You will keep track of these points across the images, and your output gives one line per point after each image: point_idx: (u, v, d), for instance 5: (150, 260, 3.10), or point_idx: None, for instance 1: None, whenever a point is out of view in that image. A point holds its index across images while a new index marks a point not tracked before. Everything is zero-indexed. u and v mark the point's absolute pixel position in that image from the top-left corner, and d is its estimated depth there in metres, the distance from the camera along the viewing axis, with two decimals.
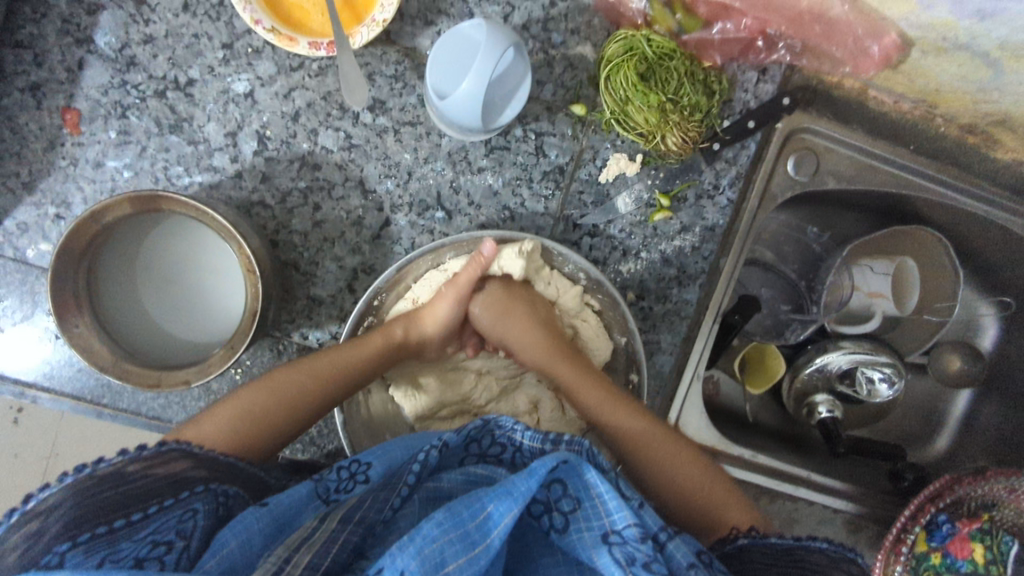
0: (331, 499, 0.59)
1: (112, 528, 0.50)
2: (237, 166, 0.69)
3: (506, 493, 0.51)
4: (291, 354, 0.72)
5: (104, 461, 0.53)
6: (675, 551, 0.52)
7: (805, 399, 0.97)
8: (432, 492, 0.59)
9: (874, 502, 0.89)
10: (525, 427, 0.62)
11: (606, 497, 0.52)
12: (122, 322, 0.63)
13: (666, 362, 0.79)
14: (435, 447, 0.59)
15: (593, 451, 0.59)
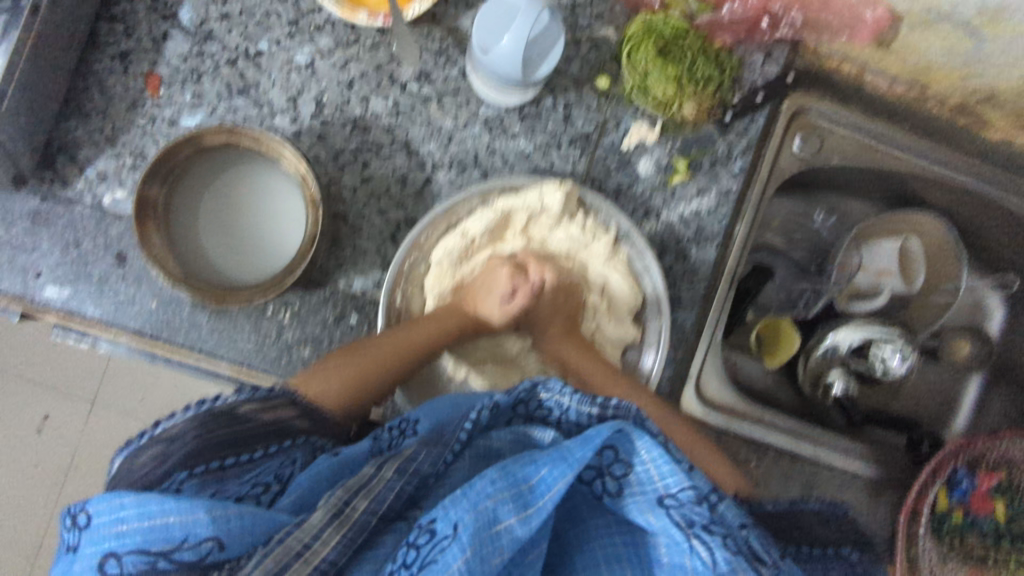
0: (389, 451, 0.62)
1: (223, 466, 0.58)
2: (296, 127, 0.77)
3: (560, 456, 0.51)
4: (337, 299, 0.77)
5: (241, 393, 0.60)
6: (726, 514, 0.51)
7: (821, 378, 1.01)
8: (483, 450, 0.60)
9: (894, 467, 0.92)
10: (574, 391, 0.59)
11: (659, 461, 0.52)
12: (191, 256, 0.69)
13: (687, 319, 0.85)
14: (487, 407, 0.59)
15: (642, 415, 0.56)
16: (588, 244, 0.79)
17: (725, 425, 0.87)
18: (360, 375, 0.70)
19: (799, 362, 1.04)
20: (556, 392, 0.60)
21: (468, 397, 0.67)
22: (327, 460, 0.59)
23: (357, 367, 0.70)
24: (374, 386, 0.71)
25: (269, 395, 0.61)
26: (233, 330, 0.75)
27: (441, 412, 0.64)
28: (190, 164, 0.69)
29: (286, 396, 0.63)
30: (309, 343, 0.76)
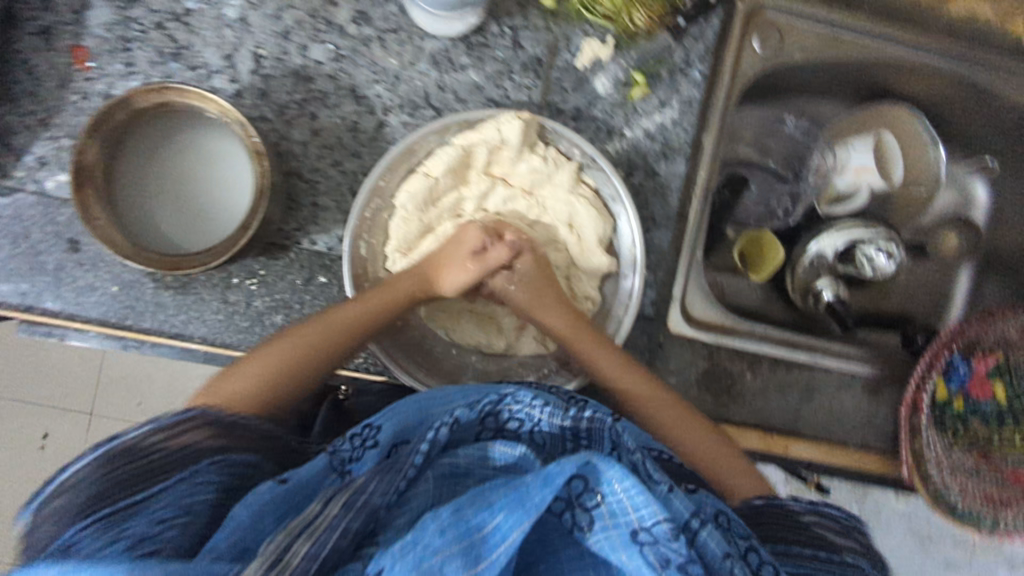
0: (346, 471, 0.54)
1: (134, 501, 0.52)
2: (236, 86, 0.74)
3: (516, 500, 0.45)
4: (303, 260, 0.76)
5: (139, 432, 0.55)
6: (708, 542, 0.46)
7: (809, 287, 0.99)
8: (447, 469, 0.53)
9: (891, 364, 0.91)
10: (545, 402, 0.55)
11: (634, 492, 0.45)
12: (139, 228, 0.67)
13: (665, 237, 0.83)
14: (445, 424, 0.52)
15: (619, 430, 0.53)
16: (551, 175, 0.77)
17: (716, 340, 0.86)
18: (227, 417, 0.62)
19: (787, 275, 1.02)
20: (525, 404, 0.55)
21: (433, 398, 0.58)
22: (270, 488, 0.52)
23: (224, 404, 0.62)
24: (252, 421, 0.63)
25: (195, 422, 0.58)
26: (199, 306, 0.74)
27: (399, 420, 0.56)
28: (126, 130, 0.65)
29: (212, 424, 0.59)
30: (281, 307, 0.75)
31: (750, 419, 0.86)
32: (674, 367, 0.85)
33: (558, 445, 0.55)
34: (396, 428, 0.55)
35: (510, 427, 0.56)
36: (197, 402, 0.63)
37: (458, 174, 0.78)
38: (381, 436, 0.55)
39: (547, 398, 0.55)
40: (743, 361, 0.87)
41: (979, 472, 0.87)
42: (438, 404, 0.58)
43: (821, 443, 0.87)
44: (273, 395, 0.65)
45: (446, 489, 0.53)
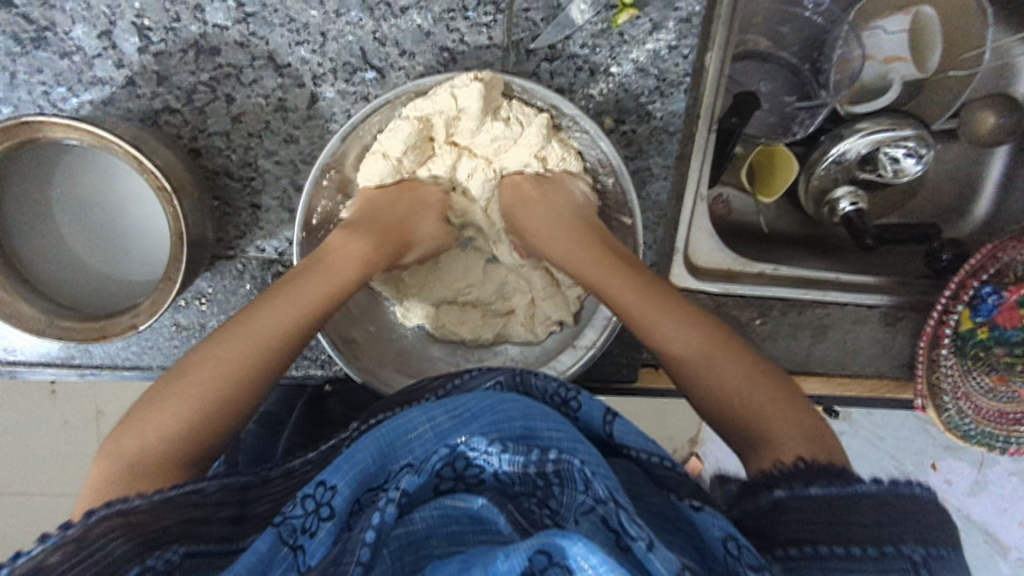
0: (299, 545, 0.46)
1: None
2: (125, 72, 0.60)
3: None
4: (253, 271, 0.67)
5: (65, 529, 0.41)
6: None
7: (826, 197, 0.89)
8: (405, 539, 0.48)
9: (910, 290, 0.84)
10: (501, 448, 0.49)
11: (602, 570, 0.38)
12: (60, 280, 0.60)
13: (663, 190, 0.72)
14: (394, 500, 0.46)
15: (589, 470, 0.47)
16: (519, 137, 0.63)
17: (723, 290, 0.79)
18: (202, 389, 0.50)
19: (800, 183, 0.91)
20: (482, 451, 0.49)
21: (397, 426, 0.52)
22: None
23: (219, 372, 0.50)
24: (231, 402, 0.50)
25: (131, 505, 0.44)
26: (150, 335, 0.67)
27: (355, 470, 0.49)
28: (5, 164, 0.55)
29: (159, 503, 0.44)
30: None
31: None
32: None
33: (527, 487, 0.49)
34: (353, 488, 0.48)
35: (471, 477, 0.51)
36: (178, 377, 0.51)
37: (421, 147, 0.63)
38: (337, 500, 0.47)
39: (504, 443, 0.49)
40: (753, 309, 0.81)
41: (995, 392, 0.83)
42: (402, 437, 0.51)
43: (831, 379, 0.84)
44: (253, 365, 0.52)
45: (407, 564, 0.47)
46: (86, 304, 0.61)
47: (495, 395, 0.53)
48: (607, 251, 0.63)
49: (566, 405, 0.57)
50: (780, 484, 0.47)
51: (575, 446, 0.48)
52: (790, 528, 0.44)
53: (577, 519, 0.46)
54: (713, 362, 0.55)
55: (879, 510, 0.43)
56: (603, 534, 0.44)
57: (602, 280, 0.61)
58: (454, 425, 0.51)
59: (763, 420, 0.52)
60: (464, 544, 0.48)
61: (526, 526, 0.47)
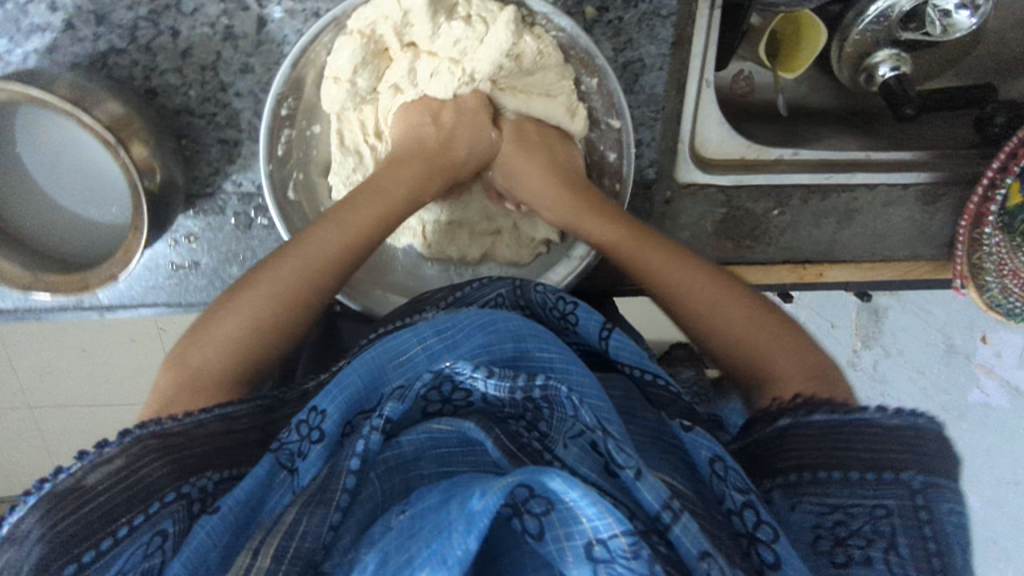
0: (294, 469, 0.48)
1: (81, 566, 0.41)
2: (62, 15, 0.57)
3: (438, 550, 0.36)
4: (234, 207, 0.66)
5: (101, 448, 0.46)
6: (681, 539, 0.40)
7: (864, 63, 0.79)
8: (393, 463, 0.48)
9: (956, 162, 0.75)
10: (487, 374, 0.46)
11: (582, 502, 0.36)
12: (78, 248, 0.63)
13: (660, 80, 0.66)
14: (378, 428, 0.46)
15: (575, 396, 0.44)
16: None
17: (735, 183, 0.73)
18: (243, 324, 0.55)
19: (835, 46, 0.81)
20: (468, 376, 0.48)
21: (392, 345, 0.53)
22: (206, 522, 0.44)
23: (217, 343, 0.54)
24: (267, 335, 0.55)
25: (164, 427, 0.49)
26: (149, 275, 0.69)
27: (345, 393, 0.50)
28: None
29: (187, 426, 0.50)
30: (232, 259, 0.68)
31: (777, 257, 0.78)
32: (686, 220, 0.75)
33: (515, 412, 0.47)
34: (343, 410, 0.50)
35: (459, 400, 0.50)
36: (214, 307, 0.56)
37: (375, 62, 0.57)
38: (327, 424, 0.49)
39: (490, 369, 0.46)
40: (770, 198, 0.75)
41: None
42: (395, 356, 0.53)
43: (858, 266, 0.79)
44: (287, 302, 0.55)
45: (395, 486, 0.48)
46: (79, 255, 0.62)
47: (488, 314, 0.54)
48: (581, 186, 0.62)
49: (565, 319, 0.59)
50: (786, 413, 0.50)
51: (574, 381, 0.49)
52: (792, 451, 0.49)
53: (565, 444, 0.44)
54: (696, 298, 0.56)
55: (887, 435, 0.46)
56: (592, 459, 0.43)
57: (586, 219, 0.60)
58: (445, 347, 0.52)
59: (769, 368, 0.54)
60: (454, 466, 0.48)
61: (515, 449, 0.45)
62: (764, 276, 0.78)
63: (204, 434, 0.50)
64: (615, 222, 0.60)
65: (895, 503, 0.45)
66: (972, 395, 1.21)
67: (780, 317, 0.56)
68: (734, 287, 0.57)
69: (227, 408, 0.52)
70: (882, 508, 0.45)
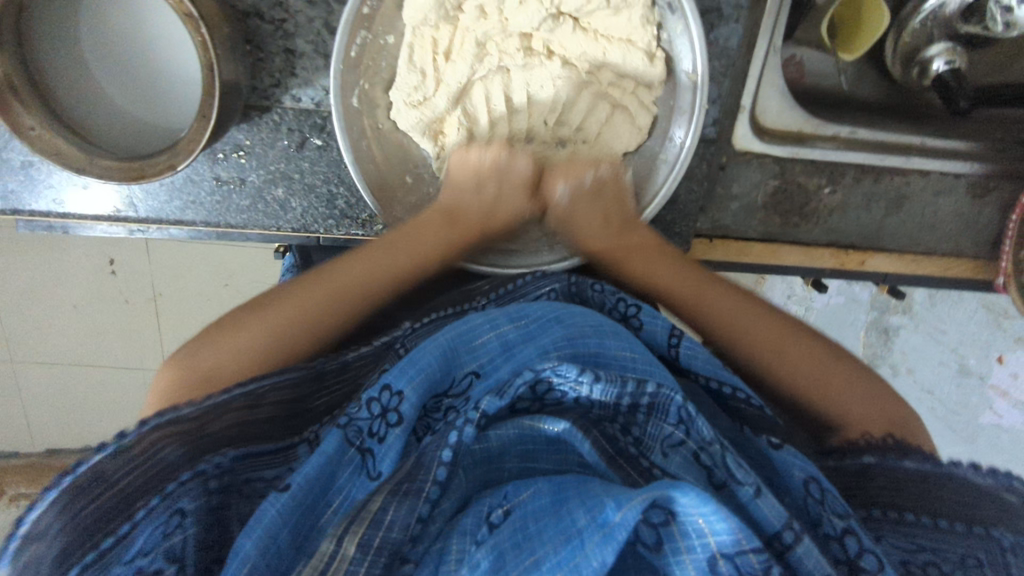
0: (368, 448, 0.47)
1: (100, 552, 0.40)
2: None
3: (569, 559, 0.35)
4: (290, 122, 0.64)
5: (120, 438, 0.44)
6: (804, 560, 0.39)
7: (916, 57, 0.81)
8: (479, 456, 0.47)
9: (1007, 157, 0.76)
10: (593, 379, 0.47)
11: (712, 519, 0.35)
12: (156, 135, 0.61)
13: (734, 36, 0.67)
14: (473, 421, 0.45)
15: (688, 411, 0.45)
16: None
17: (791, 155, 0.73)
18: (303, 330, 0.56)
19: (889, 40, 0.82)
20: (570, 380, 0.48)
21: (464, 331, 0.54)
22: (275, 501, 0.42)
23: (289, 317, 0.56)
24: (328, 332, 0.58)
25: (180, 414, 0.47)
26: (191, 188, 0.66)
27: (423, 374, 0.49)
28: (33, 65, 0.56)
29: (206, 410, 0.48)
30: (279, 179, 0.66)
31: (822, 239, 0.77)
32: (738, 190, 0.74)
33: (607, 414, 0.48)
34: (420, 395, 0.49)
35: (548, 400, 0.49)
36: (270, 307, 0.56)
37: None
38: (405, 406, 0.48)
39: (597, 374, 0.47)
40: (823, 176, 0.74)
41: None
42: (466, 342, 0.53)
43: (902, 256, 0.78)
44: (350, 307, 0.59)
45: (478, 478, 0.47)
46: (158, 140, 0.61)
47: (562, 308, 0.56)
48: (619, 225, 0.65)
49: (627, 320, 0.62)
50: (872, 453, 0.52)
51: (655, 373, 0.50)
52: (878, 496, 0.50)
53: (666, 452, 0.45)
54: (746, 321, 0.61)
55: (965, 487, 0.49)
56: (695, 470, 0.43)
57: (621, 256, 0.65)
58: (523, 339, 0.53)
59: (824, 406, 0.58)
60: (537, 465, 0.47)
61: (613, 453, 0.44)
62: (808, 258, 0.78)
63: (222, 415, 0.48)
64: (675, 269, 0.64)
65: (985, 555, 0.46)
66: (985, 417, 1.21)
67: (791, 325, 0.61)
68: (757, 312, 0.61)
69: (251, 386, 0.50)
70: (972, 560, 0.46)
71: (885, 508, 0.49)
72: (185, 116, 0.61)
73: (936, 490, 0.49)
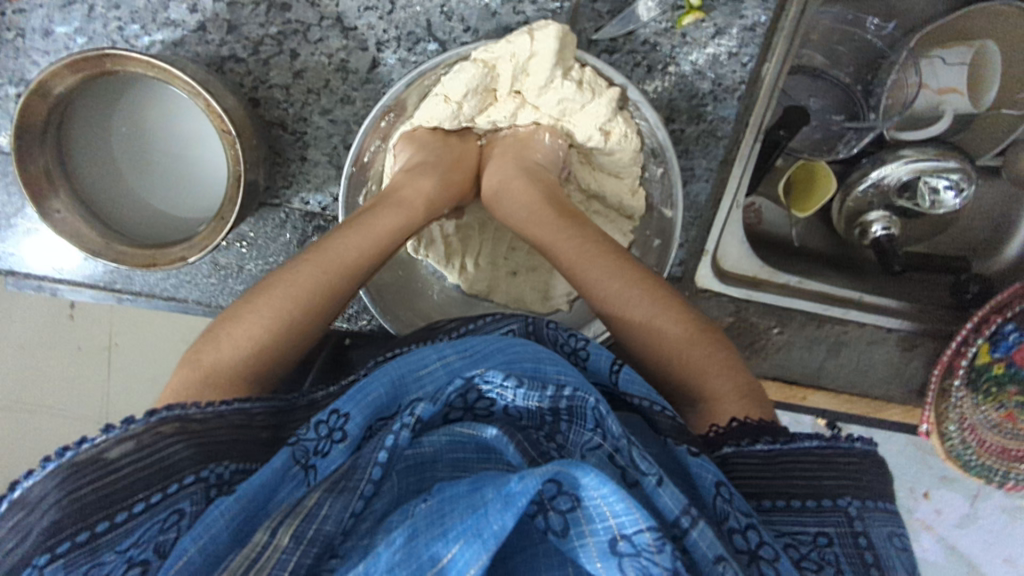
0: (311, 465, 0.50)
1: (92, 536, 0.44)
2: (197, 17, 0.62)
3: (472, 525, 0.41)
4: (296, 222, 0.69)
5: (126, 424, 0.49)
6: (699, 542, 0.44)
7: (858, 219, 0.91)
8: (413, 460, 0.52)
9: (932, 318, 0.86)
10: (518, 383, 0.51)
11: (610, 499, 0.40)
12: (162, 222, 0.66)
13: (702, 191, 0.76)
14: (409, 425, 0.50)
15: (602, 412, 0.50)
16: (585, 103, 0.64)
17: (746, 296, 0.80)
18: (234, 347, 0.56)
19: (835, 203, 0.92)
20: (496, 385, 0.52)
21: (412, 360, 0.55)
22: (221, 502, 0.46)
23: (259, 328, 0.57)
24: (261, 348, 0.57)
25: (187, 412, 0.51)
26: (189, 268, 0.70)
27: (369, 398, 0.53)
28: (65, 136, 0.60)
29: (209, 415, 0.52)
30: (276, 272, 0.70)
31: (768, 371, 0.85)
32: None
33: (533, 422, 0.53)
34: (366, 415, 0.52)
35: (481, 410, 0.54)
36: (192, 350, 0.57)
37: (484, 97, 0.66)
38: (350, 426, 0.52)
39: (520, 380, 0.51)
40: (772, 317, 0.82)
41: (1000, 427, 0.85)
42: (414, 370, 0.55)
43: (839, 397, 0.86)
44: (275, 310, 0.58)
45: (411, 484, 0.51)
46: (165, 225, 0.66)
47: (507, 340, 0.57)
48: (565, 216, 0.66)
49: (575, 354, 0.61)
50: (732, 440, 0.54)
51: (582, 386, 0.53)
52: (737, 478, 0.52)
53: (584, 455, 0.50)
54: (637, 308, 0.60)
55: (818, 466, 0.51)
56: (610, 469, 0.48)
57: (586, 266, 0.62)
58: (466, 364, 0.55)
59: (693, 374, 0.58)
60: (467, 470, 0.52)
61: (535, 456, 0.50)
62: None
63: (219, 426, 0.52)
64: (600, 267, 0.61)
65: (835, 531, 0.48)
66: None
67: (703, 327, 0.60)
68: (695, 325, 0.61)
69: (245, 403, 0.55)
70: (824, 537, 0.48)
71: (754, 499, 0.52)
72: (197, 209, 0.67)
73: (783, 471, 0.51)
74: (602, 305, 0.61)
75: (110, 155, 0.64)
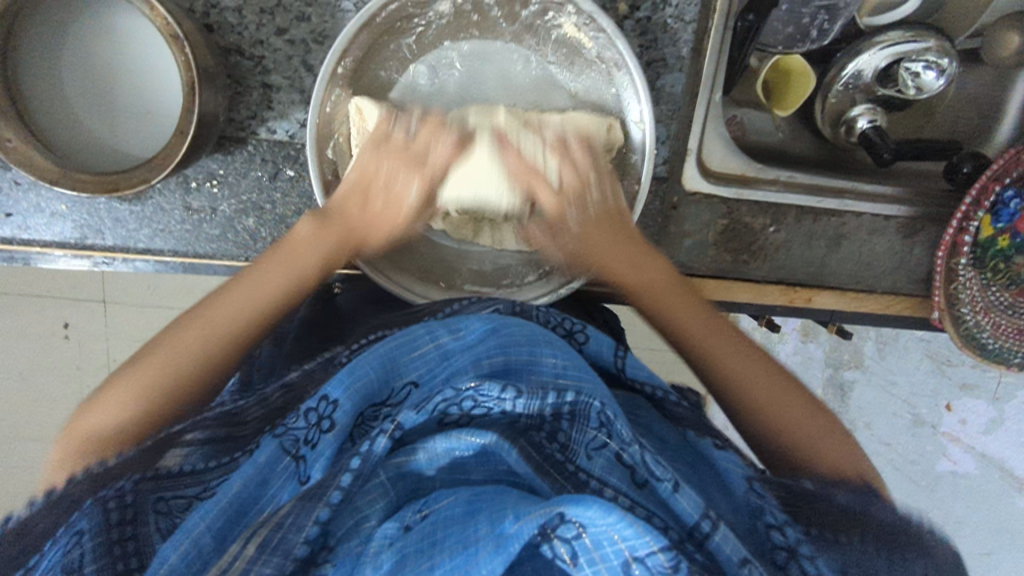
0: (300, 456, 0.48)
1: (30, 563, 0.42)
2: None
3: (463, 565, 0.38)
4: (264, 153, 0.67)
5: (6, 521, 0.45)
6: (721, 546, 0.43)
7: (843, 117, 0.89)
8: (401, 471, 0.47)
9: (931, 200, 0.83)
10: (515, 394, 0.49)
11: (621, 525, 0.38)
12: (124, 160, 0.66)
13: (678, 83, 0.74)
14: (386, 433, 0.46)
15: (608, 416, 0.48)
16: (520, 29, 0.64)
17: (735, 195, 0.77)
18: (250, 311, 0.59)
19: (817, 102, 0.90)
20: (493, 398, 0.49)
21: (406, 343, 0.55)
22: (200, 512, 0.44)
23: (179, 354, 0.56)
24: (223, 356, 0.58)
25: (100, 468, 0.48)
26: (162, 216, 0.68)
27: (357, 382, 0.51)
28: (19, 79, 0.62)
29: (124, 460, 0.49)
30: (250, 209, 0.68)
31: (771, 275, 0.82)
32: (689, 227, 0.79)
33: (534, 423, 0.50)
34: (356, 403, 0.50)
35: (476, 412, 0.50)
36: (177, 331, 0.58)
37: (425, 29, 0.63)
38: (339, 413, 0.49)
39: (518, 389, 0.49)
40: (767, 215, 0.80)
41: (1014, 306, 0.83)
42: (406, 353, 0.54)
43: (846, 294, 0.83)
44: (297, 284, 0.62)
45: (407, 488, 0.47)
46: (130, 161, 0.66)
47: (499, 321, 0.56)
48: (683, 295, 0.67)
49: (572, 337, 0.61)
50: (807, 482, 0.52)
51: (584, 389, 0.51)
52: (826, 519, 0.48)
53: (589, 455, 0.47)
54: (723, 364, 0.62)
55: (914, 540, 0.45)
56: (618, 471, 0.47)
57: (663, 311, 0.66)
58: (457, 347, 0.54)
59: (801, 445, 0.58)
60: (467, 477, 0.48)
61: (540, 461, 0.47)
62: (758, 294, 0.82)
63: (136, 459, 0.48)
64: (699, 324, 0.65)
65: None
66: (940, 463, 1.24)
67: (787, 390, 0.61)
68: (766, 376, 0.61)
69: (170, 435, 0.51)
70: None
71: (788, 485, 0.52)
72: (155, 143, 0.66)
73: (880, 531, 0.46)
74: (705, 367, 0.63)
75: (64, 99, 0.64)
